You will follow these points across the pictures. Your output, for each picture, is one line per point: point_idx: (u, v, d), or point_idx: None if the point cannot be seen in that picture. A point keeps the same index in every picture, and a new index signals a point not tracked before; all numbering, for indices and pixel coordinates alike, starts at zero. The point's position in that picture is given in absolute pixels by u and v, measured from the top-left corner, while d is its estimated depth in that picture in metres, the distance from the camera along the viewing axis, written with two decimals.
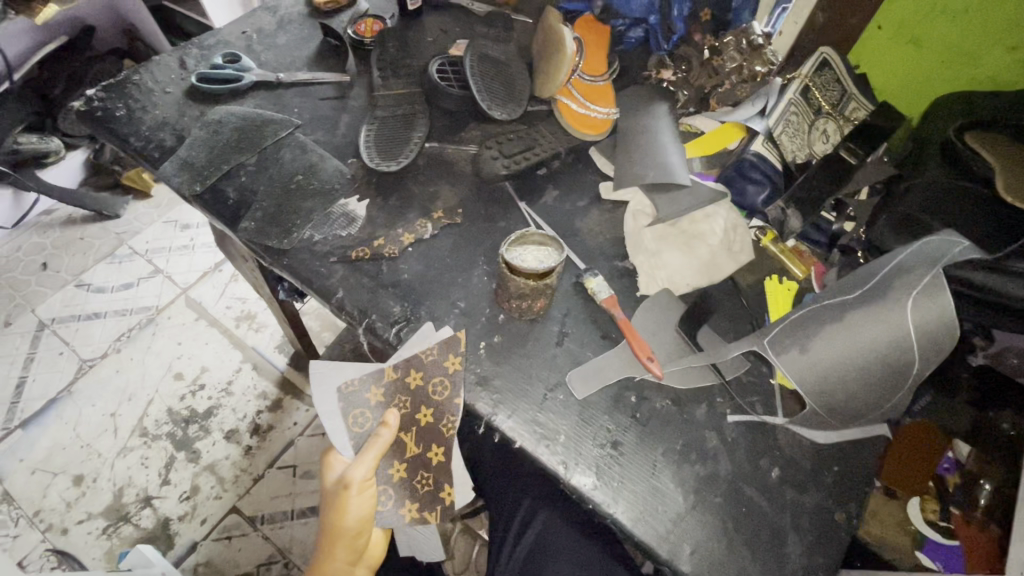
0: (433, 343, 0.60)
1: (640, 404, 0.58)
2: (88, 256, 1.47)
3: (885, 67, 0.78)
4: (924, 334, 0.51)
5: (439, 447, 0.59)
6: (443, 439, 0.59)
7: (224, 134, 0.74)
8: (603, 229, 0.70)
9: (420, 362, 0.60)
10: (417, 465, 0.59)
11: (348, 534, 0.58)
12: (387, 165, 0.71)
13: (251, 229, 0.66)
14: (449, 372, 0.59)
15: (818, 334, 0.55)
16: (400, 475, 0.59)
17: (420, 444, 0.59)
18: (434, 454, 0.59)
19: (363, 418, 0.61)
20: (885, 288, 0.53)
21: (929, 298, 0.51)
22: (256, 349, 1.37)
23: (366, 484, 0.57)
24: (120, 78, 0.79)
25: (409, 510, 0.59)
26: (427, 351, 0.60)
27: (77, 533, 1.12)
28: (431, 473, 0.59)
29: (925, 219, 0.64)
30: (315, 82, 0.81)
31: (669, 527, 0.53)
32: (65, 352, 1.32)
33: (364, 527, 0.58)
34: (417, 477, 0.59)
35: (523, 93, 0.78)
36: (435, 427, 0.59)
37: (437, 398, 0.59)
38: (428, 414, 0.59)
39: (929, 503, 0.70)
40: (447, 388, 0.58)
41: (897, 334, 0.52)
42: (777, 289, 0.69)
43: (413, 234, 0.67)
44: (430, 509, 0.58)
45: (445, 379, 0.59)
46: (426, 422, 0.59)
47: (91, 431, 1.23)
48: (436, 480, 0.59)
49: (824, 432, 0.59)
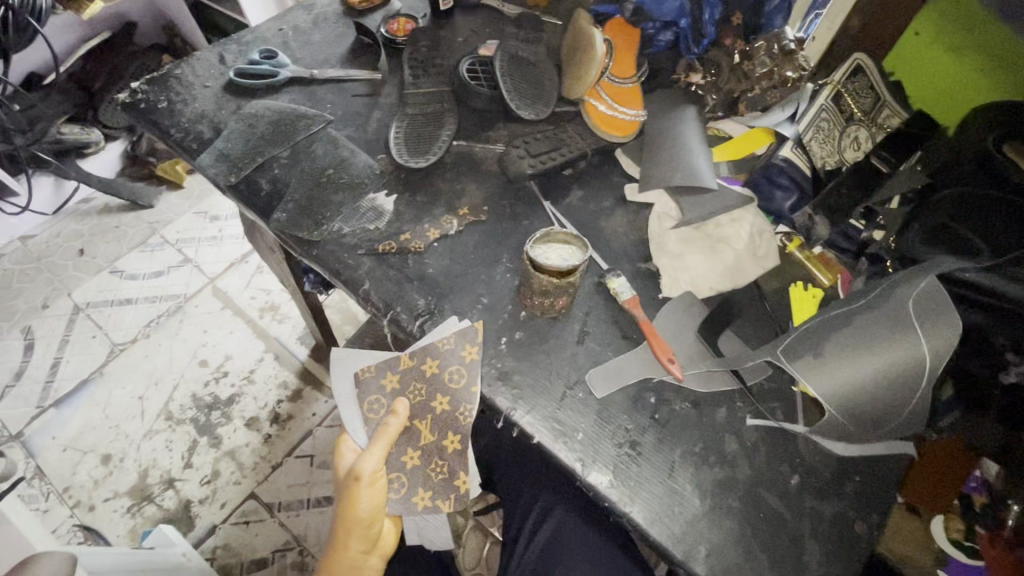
0: (448, 333, 0.61)
1: (659, 405, 0.58)
2: (123, 243, 1.52)
3: (921, 76, 0.77)
4: (934, 337, 0.52)
5: (454, 435, 0.60)
6: (459, 426, 0.60)
7: (260, 127, 0.76)
8: (627, 230, 0.70)
9: (437, 350, 0.61)
10: (430, 453, 0.60)
11: (361, 524, 0.59)
12: (416, 162, 0.73)
13: (283, 220, 0.68)
14: (465, 361, 0.60)
15: (829, 338, 0.55)
16: (414, 462, 0.60)
17: (434, 431, 0.60)
18: (450, 442, 0.60)
19: (377, 405, 0.62)
20: (888, 294, 0.55)
21: (931, 301, 0.53)
22: (279, 340, 1.40)
23: (377, 474, 0.58)
24: (163, 72, 0.82)
25: (422, 498, 0.60)
26: (444, 340, 0.61)
27: (103, 510, 1.16)
28: (445, 461, 0.60)
29: (957, 228, 0.63)
30: (348, 79, 0.83)
31: (685, 529, 0.53)
32: (97, 335, 1.37)
33: (376, 515, 0.59)
34: (431, 464, 0.60)
35: (552, 93, 0.78)
36: (450, 414, 0.60)
37: (454, 385, 0.60)
38: (443, 403, 0.60)
39: (954, 521, 0.66)
40: (463, 376, 0.59)
41: (906, 337, 0.53)
42: (802, 295, 0.68)
43: (439, 229, 0.68)
44: (444, 496, 0.60)
45: (461, 368, 0.60)
46: (441, 409, 0.60)
47: (120, 412, 1.27)
48: (450, 468, 0.60)
49: (843, 442, 0.58)
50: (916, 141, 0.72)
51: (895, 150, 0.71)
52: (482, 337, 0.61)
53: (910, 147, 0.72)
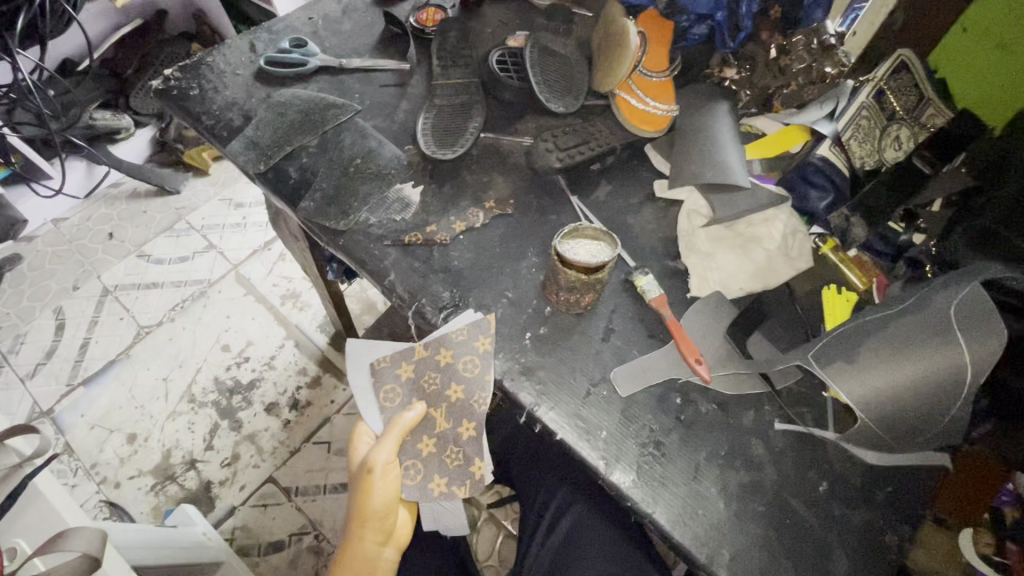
0: (461, 325, 0.61)
1: (685, 406, 0.57)
2: (150, 228, 1.55)
3: (976, 75, 0.72)
4: (976, 345, 0.50)
5: (470, 422, 0.60)
6: (473, 414, 0.60)
7: (289, 116, 0.76)
8: (655, 227, 0.69)
9: (450, 340, 0.61)
10: (445, 441, 0.60)
11: (376, 516, 0.59)
12: (443, 154, 0.72)
13: (310, 209, 0.68)
14: (478, 351, 0.60)
15: (863, 342, 0.54)
16: (429, 450, 0.60)
17: (450, 418, 0.60)
18: (465, 429, 0.60)
19: (392, 394, 0.62)
20: (927, 300, 0.53)
21: (976, 309, 0.51)
22: (300, 327, 1.42)
23: (389, 467, 0.58)
24: (194, 59, 0.83)
25: (437, 484, 0.59)
26: (457, 331, 0.61)
27: (128, 487, 1.20)
28: (461, 447, 0.60)
29: (1004, 233, 0.61)
30: (376, 69, 0.83)
31: (709, 532, 0.52)
32: (125, 318, 1.40)
33: (391, 506, 0.59)
34: (446, 452, 0.60)
35: (582, 86, 0.77)
36: (465, 402, 0.60)
37: (467, 374, 0.60)
38: (458, 391, 0.60)
39: (983, 535, 0.61)
40: (477, 365, 0.60)
41: (946, 343, 0.51)
42: (835, 299, 0.66)
43: (464, 222, 0.68)
44: (460, 482, 0.59)
45: (474, 358, 0.60)
46: (456, 398, 0.60)
47: (145, 393, 1.30)
48: (465, 455, 0.60)
49: (874, 452, 0.56)
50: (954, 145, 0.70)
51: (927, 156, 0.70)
52: (494, 329, 0.61)
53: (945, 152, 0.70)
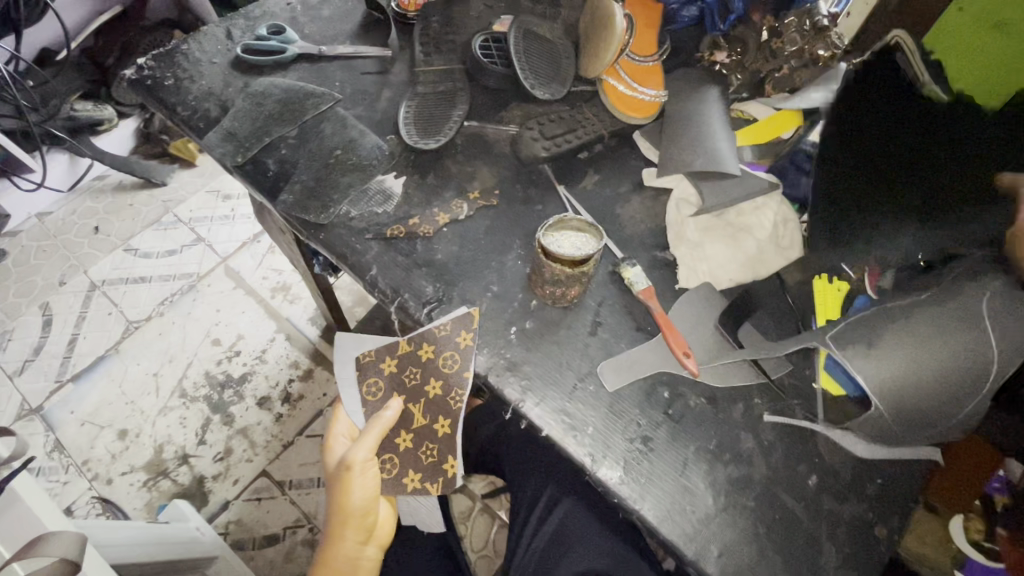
0: (445, 320, 0.60)
1: (673, 400, 0.56)
2: (136, 222, 1.53)
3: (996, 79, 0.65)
4: (1004, 338, 0.50)
5: (445, 419, 0.59)
6: (449, 410, 0.59)
7: (268, 105, 0.74)
8: (644, 217, 0.68)
9: (433, 336, 0.59)
10: (422, 436, 0.59)
11: (356, 514, 0.59)
12: (426, 143, 0.70)
13: (290, 202, 0.66)
14: (460, 347, 0.59)
15: (890, 327, 0.53)
16: (406, 445, 0.60)
17: (427, 414, 0.59)
18: (441, 425, 0.59)
19: (375, 387, 0.61)
20: (957, 288, 0.52)
21: (1008, 301, 0.50)
22: (290, 320, 1.40)
23: (368, 464, 0.58)
24: (169, 48, 0.80)
25: (412, 480, 0.59)
26: (441, 326, 0.59)
27: (120, 484, 1.19)
28: (435, 445, 0.59)
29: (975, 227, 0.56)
30: (358, 56, 0.81)
31: (697, 528, 0.52)
32: (113, 313, 1.38)
33: (370, 505, 0.59)
34: (422, 447, 0.59)
35: (568, 72, 0.75)
36: (442, 399, 0.59)
37: (447, 370, 0.59)
38: (437, 387, 0.59)
39: (974, 522, 0.61)
40: (457, 361, 0.58)
41: (975, 334, 0.50)
42: (827, 289, 0.64)
43: (448, 214, 0.66)
44: (432, 480, 0.59)
45: (455, 353, 0.59)
46: (434, 393, 0.59)
47: (135, 389, 1.29)
48: (440, 452, 0.59)
49: (868, 444, 0.55)
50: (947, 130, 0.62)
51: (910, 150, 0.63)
52: (477, 324, 0.60)
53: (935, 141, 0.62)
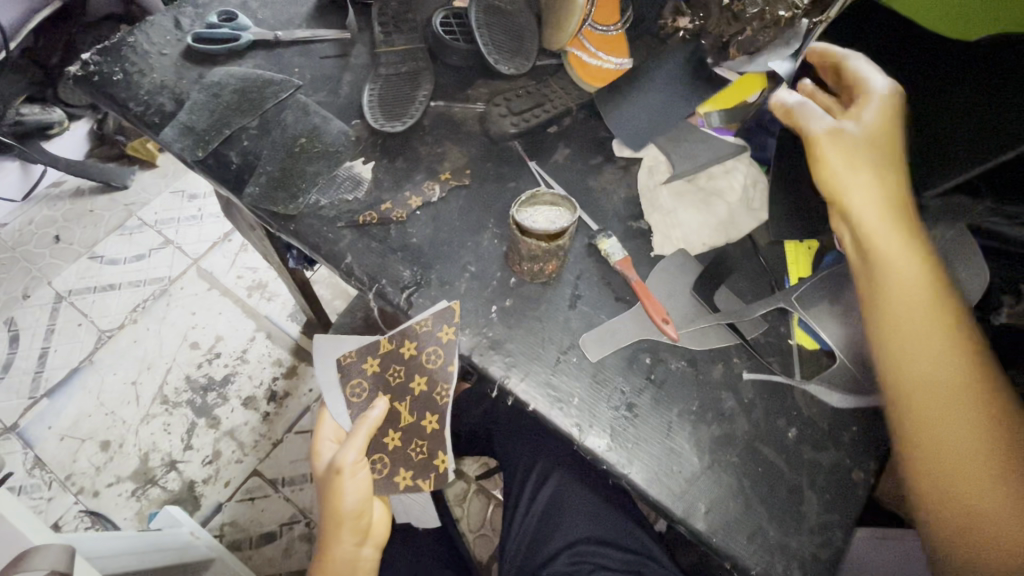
0: (425, 315, 0.59)
1: (655, 365, 0.57)
2: (99, 228, 1.47)
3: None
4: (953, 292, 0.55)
5: (433, 414, 0.59)
6: (437, 406, 0.59)
7: (224, 96, 0.72)
8: (617, 188, 0.68)
9: (414, 332, 0.60)
10: (410, 433, 0.60)
11: (351, 517, 0.59)
12: (392, 126, 0.69)
13: (256, 194, 0.65)
14: (442, 342, 0.58)
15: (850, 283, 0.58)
16: (395, 443, 0.60)
17: (415, 412, 0.60)
18: (428, 422, 0.60)
19: (359, 389, 0.61)
20: None
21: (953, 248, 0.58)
22: (270, 317, 1.38)
23: (357, 467, 0.58)
24: (115, 41, 0.77)
25: (404, 478, 0.60)
26: (421, 322, 0.59)
27: (108, 495, 1.17)
28: (425, 441, 0.59)
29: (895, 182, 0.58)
30: (315, 40, 0.78)
31: (684, 487, 0.53)
32: (83, 323, 1.34)
33: (364, 506, 0.59)
34: (412, 445, 0.60)
35: (532, 46, 0.74)
36: (429, 394, 0.59)
37: (432, 365, 0.59)
38: (422, 383, 0.60)
39: None
40: (440, 356, 0.59)
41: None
42: (797, 250, 0.65)
43: (420, 197, 0.66)
44: (424, 476, 0.59)
45: (438, 349, 0.59)
46: (420, 389, 0.60)
47: (115, 399, 1.26)
48: (430, 448, 0.59)
49: (841, 393, 0.57)
50: (934, 95, 0.56)
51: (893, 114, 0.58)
52: (458, 319, 0.59)
53: (923, 101, 0.56)
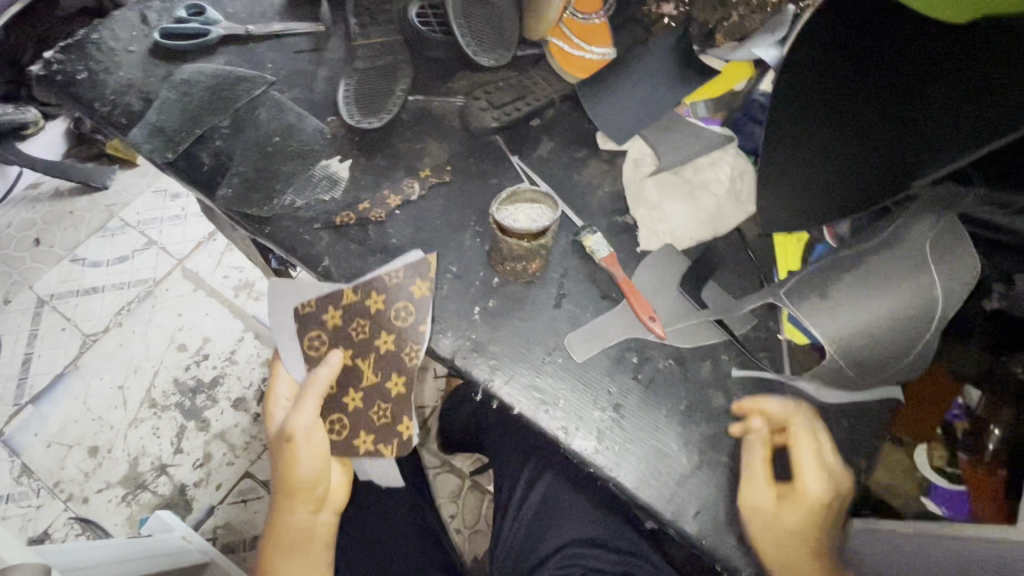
0: (397, 266, 0.59)
1: (643, 364, 0.56)
2: (80, 230, 1.44)
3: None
4: (947, 280, 0.52)
5: (399, 376, 0.58)
6: (403, 367, 0.58)
7: (195, 95, 0.69)
8: (603, 182, 0.66)
9: (384, 285, 0.58)
10: (373, 394, 0.58)
11: (304, 485, 0.58)
12: (369, 123, 0.67)
13: (229, 197, 0.63)
14: (414, 298, 0.58)
15: (840, 278, 0.54)
16: (355, 404, 0.58)
17: (378, 371, 0.58)
18: (394, 385, 0.58)
19: (317, 342, 0.59)
20: (904, 231, 0.54)
21: (947, 238, 0.53)
22: (257, 317, 1.36)
23: (312, 430, 0.57)
24: (79, 38, 0.74)
25: (364, 441, 0.58)
26: (392, 274, 0.58)
27: (98, 501, 1.15)
28: (389, 405, 0.58)
29: (879, 166, 0.56)
30: (288, 34, 0.76)
31: (673, 488, 0.52)
32: (66, 327, 1.32)
33: (319, 475, 0.58)
34: (373, 408, 0.58)
35: (513, 34, 0.71)
36: (395, 354, 0.58)
37: (400, 323, 0.58)
38: (388, 341, 0.58)
39: (936, 449, 0.68)
40: (411, 313, 0.58)
41: (920, 277, 0.52)
42: (787, 240, 0.64)
43: (399, 195, 0.64)
44: (386, 442, 0.58)
45: (410, 305, 0.58)
46: (386, 348, 0.58)
47: (101, 403, 1.24)
48: (393, 414, 0.58)
49: (834, 392, 0.56)
50: (920, 73, 0.53)
51: (881, 99, 0.55)
52: (434, 272, 0.59)
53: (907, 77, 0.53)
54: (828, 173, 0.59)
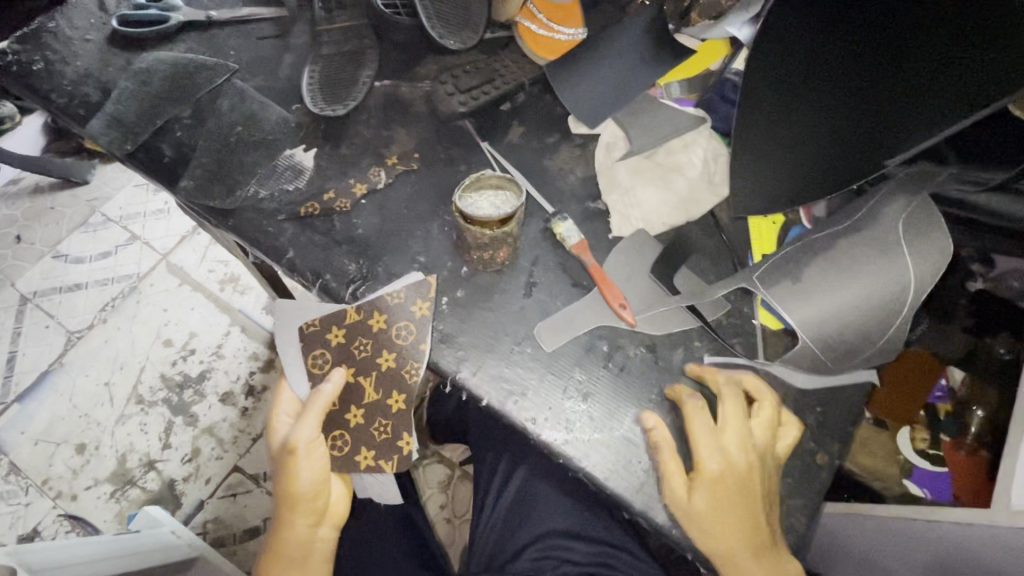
0: (398, 287, 0.57)
1: (613, 353, 0.55)
2: (61, 225, 1.42)
3: None
4: (918, 262, 0.51)
5: (400, 394, 0.55)
6: (405, 386, 0.55)
7: (155, 84, 0.67)
8: (574, 167, 0.64)
9: (385, 304, 0.56)
10: (374, 412, 0.55)
11: (304, 498, 0.55)
12: (333, 110, 0.65)
13: (191, 189, 0.61)
14: (416, 317, 0.56)
15: (813, 261, 0.53)
16: (358, 420, 0.55)
17: (380, 389, 0.55)
18: (395, 402, 0.55)
19: (321, 360, 0.56)
20: (877, 213, 0.53)
21: (918, 219, 0.52)
22: (243, 311, 1.35)
23: (314, 444, 0.54)
24: (35, 27, 0.71)
25: (365, 457, 0.55)
26: (394, 294, 0.56)
27: (86, 498, 1.15)
28: (390, 421, 0.55)
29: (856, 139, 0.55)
30: (253, 20, 0.73)
31: (645, 478, 0.51)
32: (50, 325, 1.30)
33: (320, 488, 0.55)
34: (375, 424, 0.55)
35: (479, 19, 0.69)
36: (396, 372, 0.55)
37: (402, 341, 0.55)
38: (389, 360, 0.55)
39: (919, 432, 0.69)
40: (412, 332, 0.55)
41: (893, 261, 0.51)
42: (762, 223, 0.63)
43: (365, 184, 0.62)
44: (387, 457, 0.55)
45: (410, 324, 0.56)
46: (387, 367, 0.55)
47: (88, 401, 1.23)
48: (394, 429, 0.55)
49: (804, 375, 0.56)
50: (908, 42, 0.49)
51: (866, 68, 0.51)
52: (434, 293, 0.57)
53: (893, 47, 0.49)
54: (803, 143, 0.58)
